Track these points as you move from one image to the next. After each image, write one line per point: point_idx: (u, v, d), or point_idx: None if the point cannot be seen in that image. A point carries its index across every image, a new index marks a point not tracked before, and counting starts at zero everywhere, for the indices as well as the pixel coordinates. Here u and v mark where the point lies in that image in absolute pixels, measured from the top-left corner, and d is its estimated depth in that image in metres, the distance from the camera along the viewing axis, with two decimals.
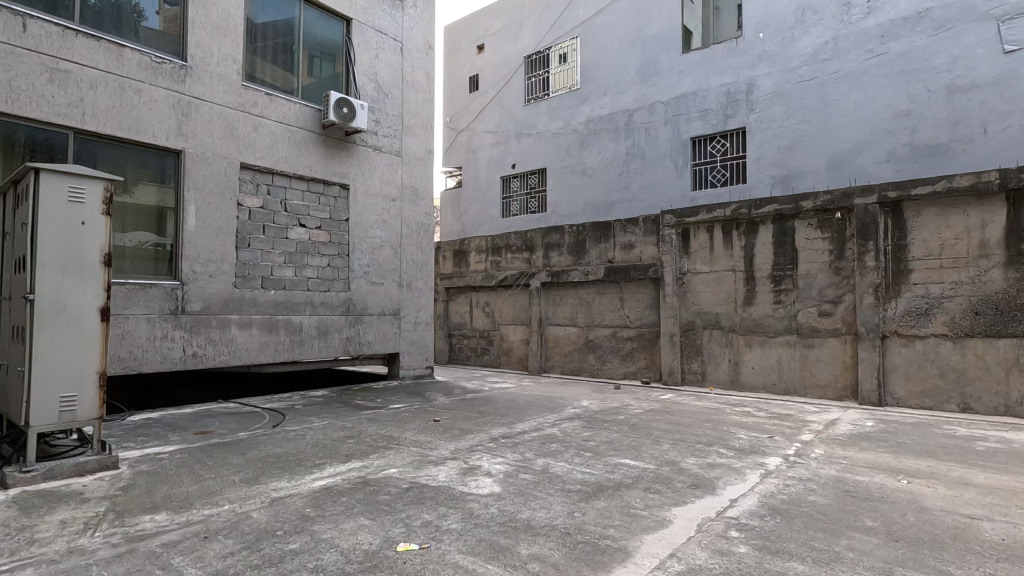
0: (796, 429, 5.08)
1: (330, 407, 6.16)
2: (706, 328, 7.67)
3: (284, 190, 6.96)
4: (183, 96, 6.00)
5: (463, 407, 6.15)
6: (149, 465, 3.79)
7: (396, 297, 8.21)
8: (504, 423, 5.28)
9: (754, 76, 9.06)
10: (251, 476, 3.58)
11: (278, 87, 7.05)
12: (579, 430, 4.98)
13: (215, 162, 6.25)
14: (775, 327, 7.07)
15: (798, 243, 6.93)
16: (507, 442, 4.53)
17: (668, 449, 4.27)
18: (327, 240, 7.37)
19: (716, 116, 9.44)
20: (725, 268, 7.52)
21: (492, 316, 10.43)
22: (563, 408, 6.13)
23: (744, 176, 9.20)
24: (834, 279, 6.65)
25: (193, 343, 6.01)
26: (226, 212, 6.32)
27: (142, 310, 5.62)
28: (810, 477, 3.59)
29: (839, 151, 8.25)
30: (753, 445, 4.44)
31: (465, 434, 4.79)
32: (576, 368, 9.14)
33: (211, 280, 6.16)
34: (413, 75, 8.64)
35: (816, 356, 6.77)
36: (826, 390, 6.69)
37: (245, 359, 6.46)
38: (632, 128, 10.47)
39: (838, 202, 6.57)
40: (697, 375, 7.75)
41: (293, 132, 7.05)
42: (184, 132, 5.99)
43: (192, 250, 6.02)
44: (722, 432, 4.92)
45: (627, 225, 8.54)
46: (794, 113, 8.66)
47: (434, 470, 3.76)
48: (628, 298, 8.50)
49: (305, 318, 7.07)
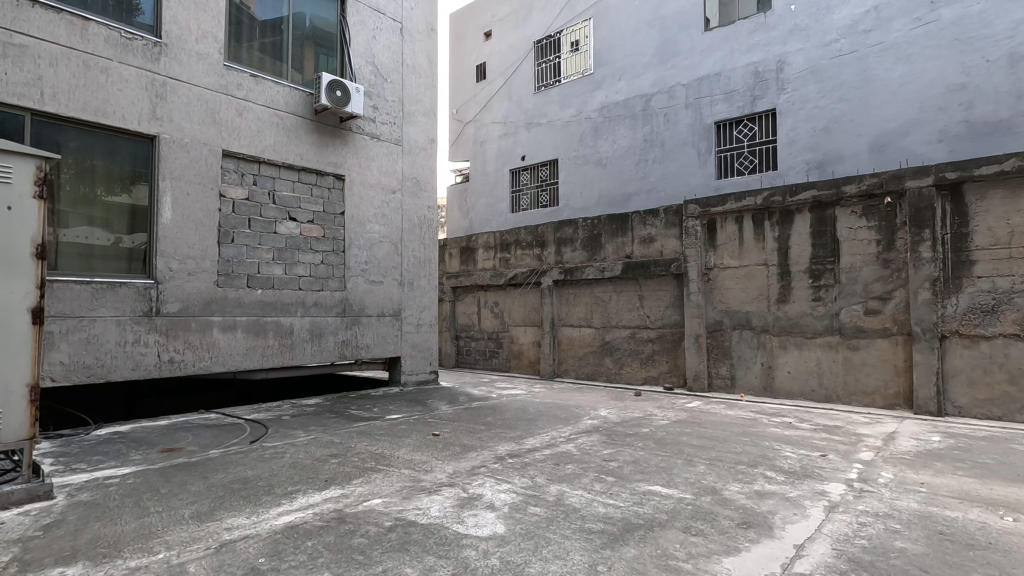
0: (850, 445, 4.38)
1: (321, 418, 5.57)
2: (735, 329, 6.97)
3: (272, 181, 6.40)
4: (158, 75, 5.45)
5: (467, 418, 5.51)
6: (92, 494, 3.21)
7: (397, 297, 7.62)
8: (512, 438, 4.63)
9: (784, 52, 8.33)
10: (205, 509, 2.97)
11: (265, 68, 6.47)
12: (600, 447, 4.32)
13: (194, 149, 5.69)
14: (814, 327, 6.36)
15: (840, 233, 6.21)
16: (516, 463, 3.88)
17: (705, 473, 3.60)
18: (321, 235, 6.80)
19: (743, 98, 8.73)
20: (756, 262, 6.83)
21: (501, 318, 9.81)
22: (578, 419, 5.48)
23: (774, 163, 8.47)
24: (882, 272, 5.93)
25: (170, 348, 5.45)
26: (207, 204, 5.77)
27: (111, 312, 5.07)
28: (887, 513, 2.91)
29: (883, 133, 7.51)
30: (805, 467, 3.76)
31: (467, 453, 4.16)
32: (592, 372, 8.48)
33: (190, 279, 5.60)
34: (414, 57, 8.04)
35: (861, 360, 6.05)
36: (875, 398, 5.96)
37: (229, 365, 5.90)
38: (650, 114, 9.80)
39: (887, 185, 5.85)
40: (726, 380, 7.06)
41: (282, 118, 6.48)
42: (159, 116, 5.44)
43: (168, 246, 5.47)
44: (764, 449, 4.24)
45: (647, 217, 7.87)
46: (831, 92, 7.93)
47: (425, 501, 3.12)
48: (648, 297, 7.83)
49: (296, 320, 6.50)
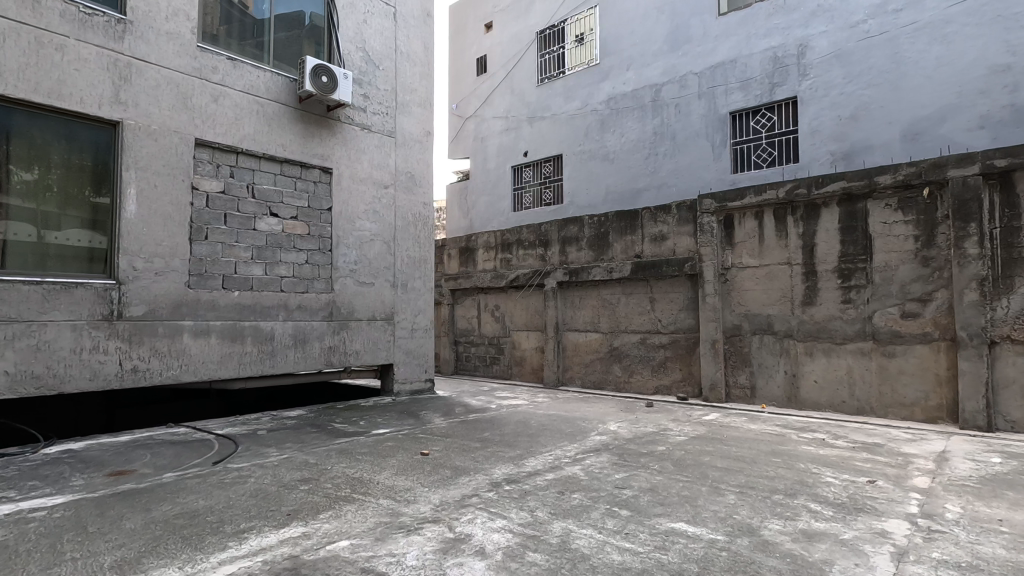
0: (899, 469, 3.81)
1: (301, 433, 5.03)
2: (755, 334, 6.41)
3: (251, 173, 5.88)
4: (122, 55, 4.96)
5: (463, 433, 4.97)
6: (4, 533, 2.69)
7: (390, 299, 7.09)
8: (511, 459, 4.07)
9: (806, 36, 7.79)
10: (131, 556, 2.44)
11: (245, 51, 5.97)
12: (611, 471, 3.76)
13: (163, 137, 5.19)
14: (844, 332, 5.79)
15: (873, 228, 5.65)
16: (514, 492, 3.33)
17: (737, 506, 3.05)
18: (305, 232, 6.28)
19: (760, 86, 8.19)
20: (779, 260, 6.26)
21: (502, 321, 9.26)
22: (585, 434, 4.93)
23: (795, 155, 7.92)
24: (921, 271, 5.36)
25: (133, 356, 4.94)
26: (177, 197, 5.26)
27: (65, 316, 4.57)
28: (972, 564, 2.34)
29: (916, 120, 6.95)
30: (854, 498, 3.19)
31: (458, 478, 3.61)
32: (599, 380, 7.92)
33: (156, 280, 5.09)
34: (408, 44, 7.54)
35: (898, 368, 5.48)
36: (914, 410, 5.38)
37: (201, 374, 5.37)
38: (661, 106, 9.27)
39: (927, 175, 5.29)
40: (745, 390, 6.49)
41: (262, 106, 5.98)
42: (122, 99, 4.95)
43: (133, 242, 4.96)
44: (801, 473, 3.68)
45: (658, 214, 7.32)
46: (858, 77, 7.38)
47: (402, 544, 2.58)
48: (659, 300, 7.28)
49: (278, 324, 5.98)
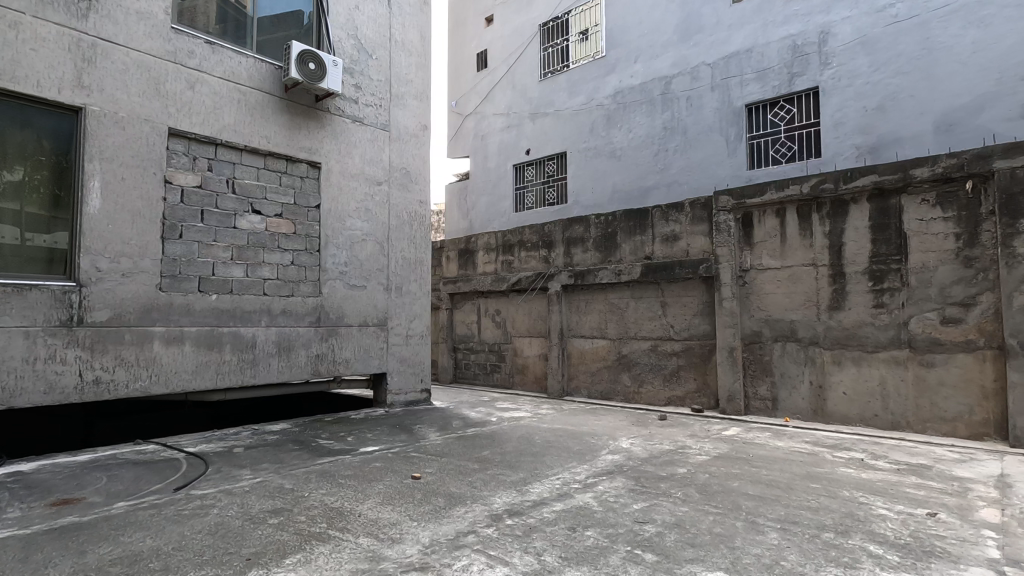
0: (960, 497, 3.32)
1: (281, 451, 4.55)
2: (777, 341, 5.93)
3: (231, 167, 5.42)
4: (85, 35, 4.52)
5: (460, 452, 4.49)
6: None
7: (382, 304, 6.62)
8: (513, 484, 3.60)
9: (828, 22, 7.36)
10: None
11: (226, 34, 5.53)
12: (627, 501, 3.26)
13: (132, 126, 4.74)
14: (876, 339, 5.31)
15: (908, 226, 5.17)
16: (517, 528, 2.84)
17: (783, 549, 2.55)
18: (291, 231, 5.83)
19: (778, 77, 7.75)
20: (803, 261, 5.79)
21: (503, 327, 8.78)
22: (595, 453, 4.44)
23: (816, 150, 7.46)
24: (962, 273, 4.89)
25: (95, 366, 4.46)
26: (147, 191, 4.80)
27: (16, 321, 4.10)
28: None
29: (949, 110, 6.50)
30: (918, 538, 2.70)
31: (451, 509, 3.12)
32: (606, 391, 7.42)
33: (123, 282, 4.62)
34: (404, 33, 7.10)
35: (938, 380, 4.99)
36: (956, 426, 4.88)
37: (173, 386, 4.90)
38: (671, 99, 8.84)
39: (970, 166, 4.83)
40: (766, 402, 6.00)
41: (244, 94, 5.53)
42: (85, 83, 4.51)
43: (96, 241, 4.50)
44: (849, 503, 3.19)
45: (669, 212, 6.86)
46: (885, 65, 6.93)
47: None
48: (671, 304, 6.81)
49: (260, 331, 5.51)
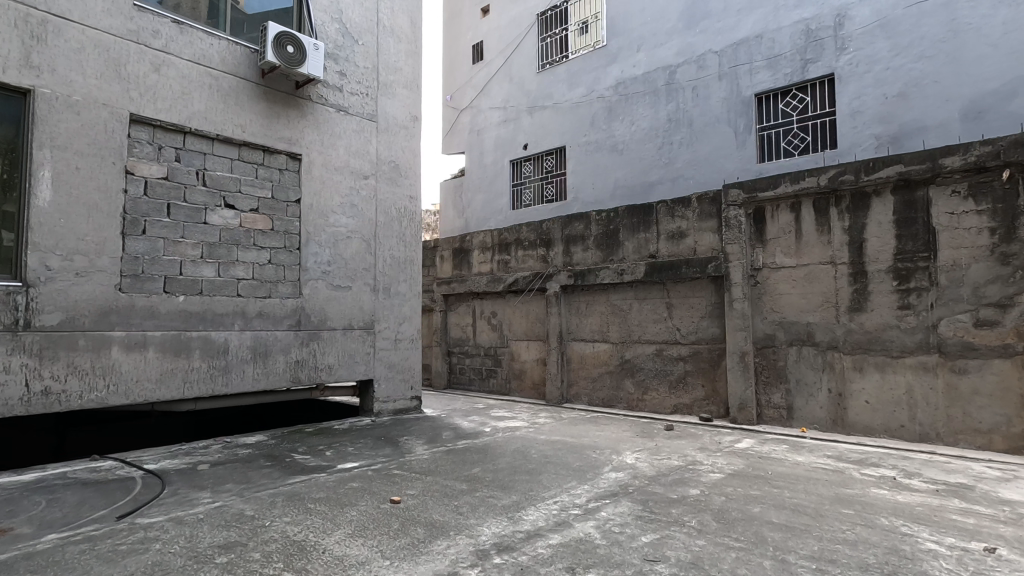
0: (1019, 527, 2.88)
1: (249, 469, 4.12)
2: (792, 345, 5.51)
3: (201, 158, 5.01)
4: (35, 10, 4.11)
5: (450, 469, 4.07)
6: None
7: (369, 306, 6.20)
8: (505, 510, 3.17)
9: (844, 5, 6.96)
10: None
11: (196, 14, 5.12)
12: (634, 531, 2.83)
13: (89, 111, 4.33)
14: (902, 343, 4.88)
15: (938, 220, 4.75)
16: (506, 569, 2.40)
17: None
18: (267, 227, 5.40)
19: (790, 64, 7.36)
20: (820, 259, 5.36)
21: (499, 330, 8.35)
22: (597, 471, 4.02)
23: (831, 142, 7.04)
24: (998, 271, 4.47)
25: (45, 375, 4.04)
26: (106, 182, 4.39)
27: None
28: None
29: (978, 96, 6.09)
30: None
31: (431, 544, 2.69)
32: (608, 398, 6.99)
33: (78, 281, 4.21)
34: (393, 19, 6.69)
35: (971, 388, 4.56)
36: (993, 439, 4.45)
37: (135, 396, 4.48)
38: (676, 90, 8.45)
39: (1007, 154, 4.42)
40: (781, 411, 5.57)
41: (217, 79, 5.11)
42: (35, 63, 4.10)
43: (45, 236, 4.07)
44: (891, 535, 2.76)
45: (675, 208, 6.44)
46: (907, 49, 6.53)
47: None
48: (678, 306, 6.39)
49: (233, 336, 5.09)
